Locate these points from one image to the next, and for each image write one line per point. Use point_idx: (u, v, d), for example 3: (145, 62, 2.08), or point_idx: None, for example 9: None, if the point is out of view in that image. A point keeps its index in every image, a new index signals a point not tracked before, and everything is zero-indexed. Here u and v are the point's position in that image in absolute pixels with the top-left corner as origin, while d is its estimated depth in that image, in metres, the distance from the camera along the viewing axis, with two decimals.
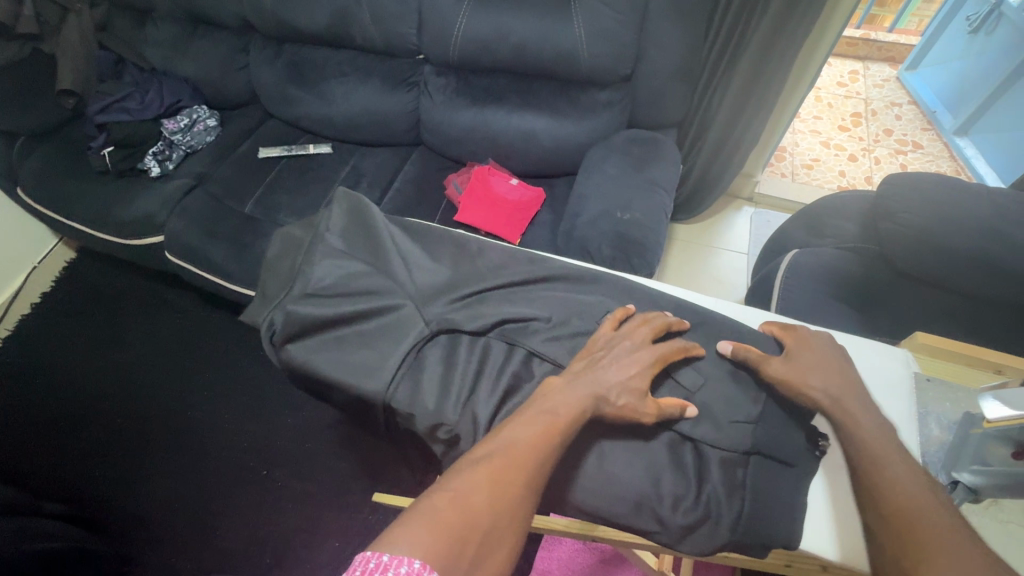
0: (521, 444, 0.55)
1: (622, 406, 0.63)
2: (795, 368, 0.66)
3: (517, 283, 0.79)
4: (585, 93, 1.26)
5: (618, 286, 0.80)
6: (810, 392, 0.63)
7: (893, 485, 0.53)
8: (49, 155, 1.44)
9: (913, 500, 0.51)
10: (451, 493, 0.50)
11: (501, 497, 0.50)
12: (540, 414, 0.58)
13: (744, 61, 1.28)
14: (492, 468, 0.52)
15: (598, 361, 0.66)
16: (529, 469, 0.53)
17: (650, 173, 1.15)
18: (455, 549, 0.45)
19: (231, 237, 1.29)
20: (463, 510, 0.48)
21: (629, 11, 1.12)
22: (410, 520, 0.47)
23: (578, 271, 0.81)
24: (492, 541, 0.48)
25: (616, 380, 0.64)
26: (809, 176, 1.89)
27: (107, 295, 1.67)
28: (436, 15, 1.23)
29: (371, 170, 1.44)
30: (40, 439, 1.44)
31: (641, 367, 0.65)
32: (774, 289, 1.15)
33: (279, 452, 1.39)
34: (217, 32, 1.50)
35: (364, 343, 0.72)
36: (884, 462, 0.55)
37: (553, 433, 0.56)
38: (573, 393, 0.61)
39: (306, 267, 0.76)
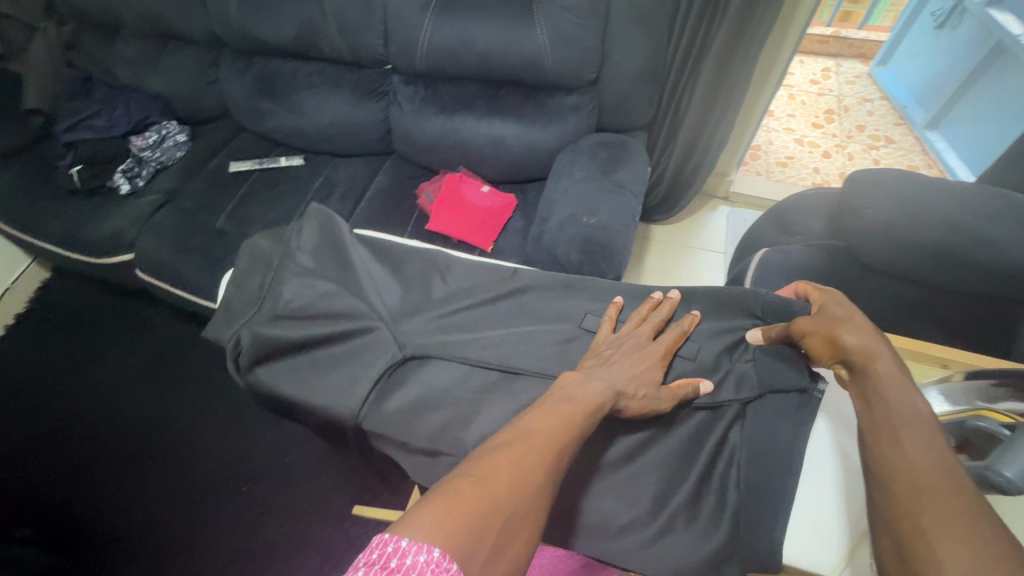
0: (543, 432, 0.54)
1: (640, 398, 0.64)
2: (823, 322, 0.63)
3: (489, 300, 0.78)
4: (552, 98, 1.27)
5: (591, 290, 0.80)
6: (837, 342, 0.60)
7: (905, 455, 0.47)
8: (17, 175, 1.42)
9: (932, 475, 0.45)
10: (473, 477, 0.48)
11: (522, 481, 0.48)
12: (560, 404, 0.58)
13: (709, 63, 1.30)
14: (512, 453, 0.50)
15: (608, 359, 0.67)
16: (552, 457, 0.52)
17: (616, 176, 1.16)
18: (478, 535, 0.43)
19: (203, 252, 1.29)
20: (486, 495, 0.46)
21: (591, 17, 1.13)
22: (431, 504, 0.44)
23: (552, 280, 0.80)
24: (513, 529, 0.46)
25: (624, 376, 0.65)
26: (784, 173, 1.90)
27: (81, 313, 1.66)
28: (401, 25, 1.24)
29: (343, 181, 1.44)
30: (17, 463, 1.42)
31: (650, 362, 0.68)
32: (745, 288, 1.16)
33: (258, 467, 1.38)
34: (186, 47, 1.49)
35: (332, 366, 0.72)
36: (895, 425, 0.50)
37: (577, 422, 0.56)
38: (591, 387, 0.62)
39: (275, 287, 0.76)
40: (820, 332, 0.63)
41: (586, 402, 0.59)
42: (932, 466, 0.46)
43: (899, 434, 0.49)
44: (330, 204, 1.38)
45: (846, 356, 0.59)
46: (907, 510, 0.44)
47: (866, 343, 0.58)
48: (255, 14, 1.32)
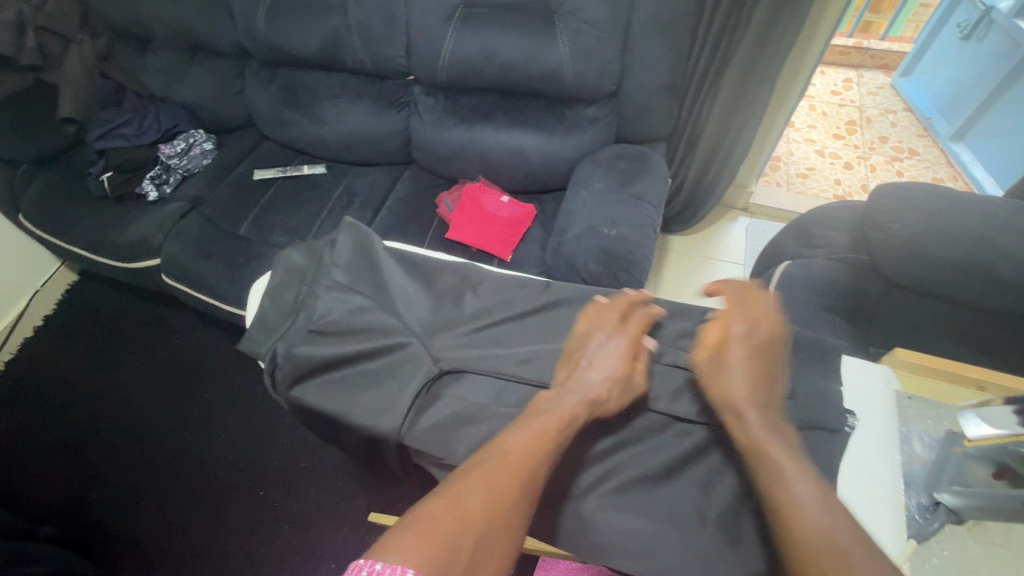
0: (520, 450, 0.56)
1: (613, 400, 0.65)
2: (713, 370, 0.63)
3: (523, 314, 0.77)
4: (571, 109, 1.28)
5: (628, 306, 0.79)
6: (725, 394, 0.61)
7: (794, 499, 0.50)
8: (50, 181, 1.47)
9: (822, 529, 0.47)
10: (446, 498, 0.51)
11: (495, 504, 0.51)
12: (536, 418, 0.60)
13: (729, 75, 1.29)
14: (488, 474, 0.53)
15: (575, 372, 0.67)
16: (527, 474, 0.54)
17: (634, 188, 1.15)
18: (449, 556, 0.46)
19: (225, 258, 1.31)
20: (460, 519, 0.49)
21: (611, 30, 1.14)
22: (406, 530, 0.48)
23: (585, 294, 0.80)
24: (486, 551, 0.49)
25: (601, 381, 0.65)
26: (804, 185, 1.88)
27: (105, 317, 1.69)
28: (423, 38, 1.26)
29: (362, 190, 1.46)
30: (39, 462, 1.45)
31: (626, 360, 0.68)
32: (767, 302, 1.15)
33: (274, 471, 1.40)
34: (214, 58, 1.53)
35: (370, 383, 0.70)
36: (785, 469, 0.52)
37: (552, 438, 0.58)
38: (564, 400, 0.62)
39: (309, 300, 0.75)
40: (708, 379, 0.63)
41: (558, 416, 0.60)
42: (824, 515, 0.48)
43: (778, 476, 0.52)
44: (350, 213, 1.40)
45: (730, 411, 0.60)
46: (807, 562, 0.46)
47: (743, 396, 0.59)
48: (281, 26, 1.35)
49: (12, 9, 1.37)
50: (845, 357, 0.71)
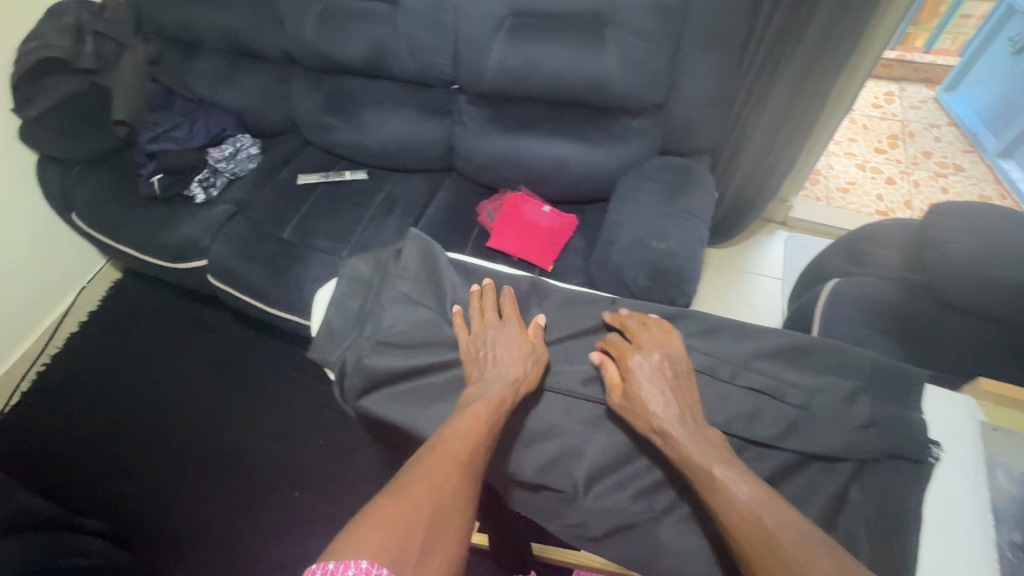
0: (462, 440, 0.64)
1: (530, 375, 0.74)
2: (631, 405, 0.70)
3: (590, 329, 0.82)
4: (616, 121, 1.27)
5: (702, 324, 0.79)
6: (649, 422, 0.68)
7: (730, 501, 0.60)
8: (101, 182, 1.50)
9: (753, 519, 0.58)
10: (392, 496, 0.57)
11: (443, 487, 0.59)
12: (467, 409, 0.68)
13: (778, 88, 1.28)
14: (431, 464, 0.61)
15: (486, 365, 0.74)
16: (463, 457, 0.63)
17: (683, 202, 1.14)
18: (404, 542, 0.53)
19: (269, 261, 1.33)
20: (410, 508, 0.56)
21: (659, 42, 1.15)
22: (360, 527, 0.53)
23: (654, 311, 0.81)
24: (440, 529, 0.56)
25: (514, 364, 0.73)
26: (845, 200, 1.85)
27: (146, 314, 1.72)
28: (469, 48, 1.26)
29: (403, 196, 1.47)
30: (78, 455, 1.48)
31: (528, 345, 0.77)
32: (814, 318, 1.13)
33: (309, 472, 1.41)
34: (260, 64, 1.55)
35: (441, 397, 0.75)
36: (716, 472, 0.62)
37: (491, 425, 0.67)
38: (490, 389, 0.70)
39: (376, 311, 0.80)
40: (630, 413, 0.70)
41: (489, 401, 0.69)
42: (752, 509, 0.58)
43: (716, 477, 0.62)
44: (392, 219, 1.42)
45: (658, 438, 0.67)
46: (748, 553, 0.57)
47: (665, 417, 0.67)
48: (330, 34, 1.36)
49: (74, 17, 1.44)
50: (927, 384, 0.71)
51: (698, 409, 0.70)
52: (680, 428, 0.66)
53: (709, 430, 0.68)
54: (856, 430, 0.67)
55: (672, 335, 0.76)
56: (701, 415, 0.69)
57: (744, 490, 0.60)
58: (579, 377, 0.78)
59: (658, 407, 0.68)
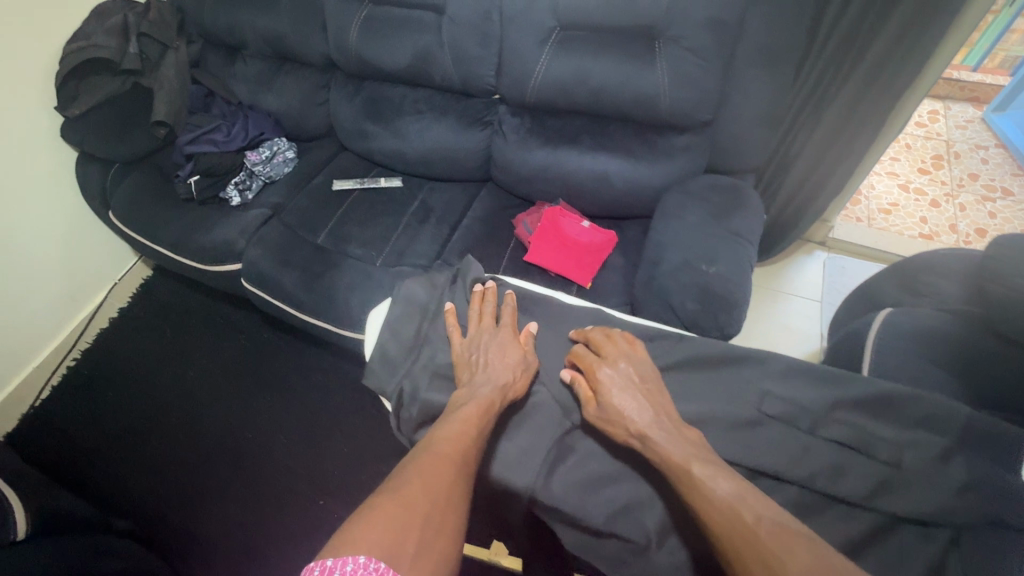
0: (454, 440, 0.66)
1: (518, 382, 0.80)
2: (604, 412, 0.74)
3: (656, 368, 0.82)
4: (661, 136, 1.24)
5: (782, 366, 0.78)
6: (623, 427, 0.72)
7: (713, 496, 0.60)
8: (139, 182, 1.51)
9: (731, 514, 0.57)
10: (384, 493, 0.57)
11: (434, 485, 0.59)
12: (458, 412, 0.72)
13: (832, 108, 1.24)
14: (424, 463, 0.62)
15: (476, 372, 0.80)
16: (457, 455, 0.64)
17: (731, 224, 1.11)
18: (399, 535, 0.53)
19: (304, 267, 1.32)
20: (405, 503, 0.56)
21: (714, 59, 1.11)
22: (356, 523, 0.53)
23: (723, 352, 0.80)
24: (437, 524, 0.56)
25: (504, 369, 0.80)
26: (887, 221, 1.79)
27: (175, 312, 1.72)
28: (515, 59, 1.24)
29: (439, 206, 1.45)
30: (104, 452, 1.47)
31: (518, 351, 0.83)
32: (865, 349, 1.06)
33: (335, 481, 1.39)
34: (301, 69, 1.55)
35: (503, 434, 0.79)
36: (693, 470, 0.63)
37: (480, 424, 0.70)
38: (480, 392, 0.75)
39: (432, 338, 0.90)
40: (604, 421, 0.74)
41: (477, 402, 0.73)
42: (736, 503, 0.58)
43: (694, 473, 0.63)
44: (427, 228, 1.40)
45: (634, 441, 0.70)
46: (732, 547, 0.55)
47: (640, 420, 0.71)
48: (373, 41, 1.36)
49: (120, 18, 1.46)
50: None
51: (674, 413, 0.73)
52: (651, 427, 0.69)
53: (687, 430, 0.71)
54: (952, 493, 0.64)
55: (634, 345, 0.82)
56: (678, 418, 0.72)
57: (726, 486, 0.60)
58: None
59: (628, 411, 0.72)
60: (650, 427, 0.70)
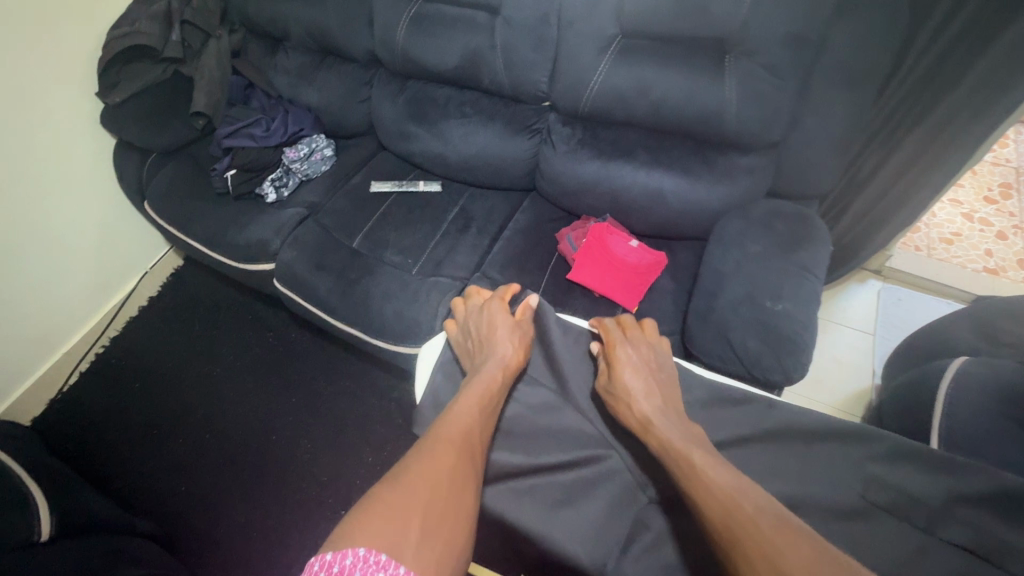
0: (457, 422, 0.71)
1: (518, 351, 0.83)
2: (614, 388, 0.77)
3: (741, 438, 0.72)
4: (724, 156, 1.16)
5: (894, 447, 0.67)
6: (630, 407, 0.74)
7: (710, 483, 0.61)
8: (176, 173, 1.48)
9: (729, 501, 0.58)
10: (388, 482, 0.61)
11: (439, 473, 0.63)
12: (463, 397, 0.76)
13: (913, 134, 1.14)
14: (426, 453, 0.66)
15: (478, 353, 0.85)
16: (459, 442, 0.68)
17: (800, 258, 1.03)
18: (401, 527, 0.55)
19: (339, 271, 1.28)
20: (406, 496, 0.59)
21: (792, 76, 1.02)
22: (359, 515, 0.56)
23: (816, 418, 0.72)
24: (439, 516, 0.59)
25: (504, 343, 0.84)
26: (949, 252, 1.69)
27: (204, 305, 1.71)
28: (571, 66, 1.17)
29: (480, 214, 1.40)
30: (133, 445, 1.45)
31: (510, 320, 0.88)
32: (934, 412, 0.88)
33: (357, 493, 1.34)
34: (344, 64, 1.50)
35: (570, 502, 0.71)
36: (694, 459, 0.64)
37: (483, 405, 0.75)
38: (483, 372, 0.79)
39: None
40: (612, 397, 0.77)
41: (480, 382, 0.77)
42: (733, 490, 0.59)
43: (693, 458, 0.64)
44: (467, 237, 1.34)
45: (636, 419, 0.73)
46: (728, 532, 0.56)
47: (645, 401, 0.73)
48: (421, 40, 1.30)
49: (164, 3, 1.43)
50: None
51: (677, 403, 0.76)
52: (654, 411, 0.72)
53: (691, 425, 0.73)
54: None
55: (657, 340, 0.87)
56: (679, 408, 0.75)
57: (723, 473, 0.62)
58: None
59: (639, 391, 0.75)
60: (653, 411, 0.72)
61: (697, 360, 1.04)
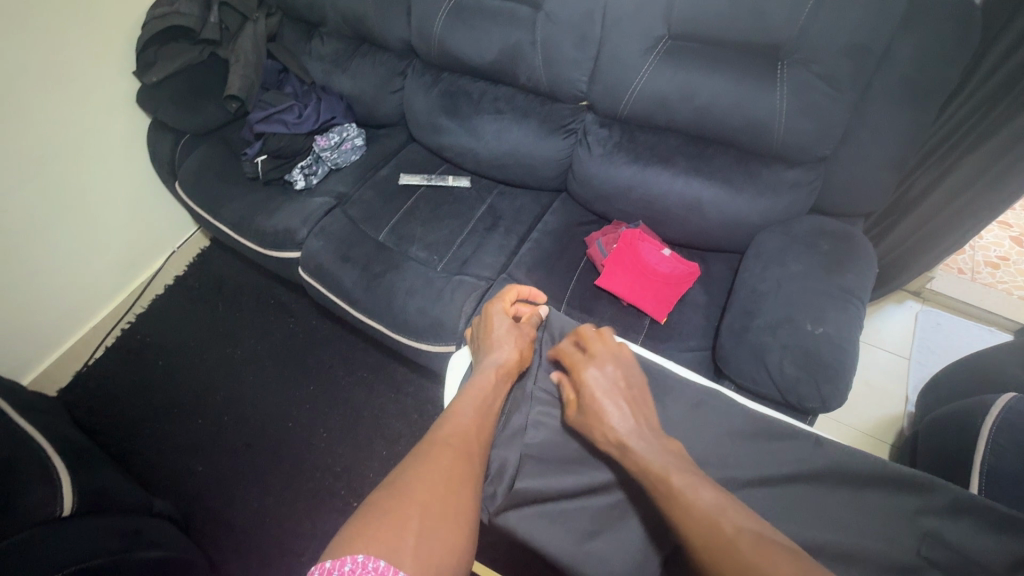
0: (453, 424, 0.70)
1: (516, 351, 0.84)
2: (585, 415, 0.71)
3: (784, 475, 0.67)
4: (768, 168, 1.11)
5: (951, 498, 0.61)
6: (601, 435, 0.68)
7: (689, 507, 0.56)
8: (207, 156, 1.48)
9: (708, 525, 0.53)
10: (387, 484, 0.60)
11: (437, 472, 0.62)
12: (465, 394, 0.76)
13: (973, 155, 1.08)
14: (425, 452, 0.65)
15: (480, 354, 0.87)
16: (459, 442, 0.67)
17: (844, 280, 0.98)
18: (396, 530, 0.54)
19: (364, 264, 1.26)
20: (404, 497, 0.58)
21: (848, 89, 0.97)
22: (357, 520, 0.55)
23: (866, 457, 0.67)
24: (436, 515, 0.57)
25: (504, 343, 0.85)
26: (994, 276, 1.63)
27: (228, 287, 1.72)
28: (614, 67, 1.13)
29: (509, 213, 1.38)
30: (154, 422, 1.47)
31: (505, 322, 0.90)
32: (975, 453, 0.79)
33: (371, 485, 1.35)
34: (380, 53, 1.48)
35: (601, 530, 0.66)
36: (672, 480, 0.59)
37: (481, 400, 0.75)
38: (482, 370, 0.80)
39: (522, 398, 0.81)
40: (584, 426, 0.71)
41: (479, 381, 0.78)
42: (716, 510, 0.55)
43: (670, 480, 0.59)
44: (494, 236, 1.32)
45: (610, 446, 0.67)
46: (709, 563, 0.51)
47: (616, 422, 0.67)
48: (459, 32, 1.27)
49: None
50: None
51: (655, 418, 0.70)
52: (626, 432, 0.66)
53: (672, 443, 0.66)
54: None
55: (621, 347, 0.80)
56: (655, 421, 0.70)
57: (704, 495, 0.57)
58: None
59: (609, 411, 0.69)
60: (624, 431, 0.66)
61: (727, 380, 1.01)
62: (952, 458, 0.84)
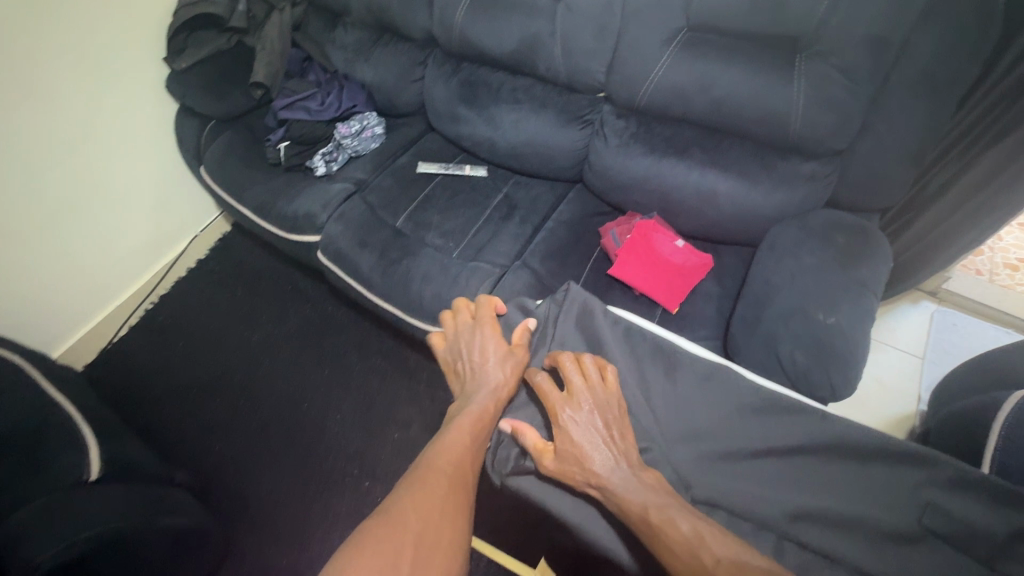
0: (448, 451, 0.70)
1: (508, 378, 0.79)
2: (564, 462, 0.67)
3: (792, 449, 0.68)
4: (784, 161, 1.12)
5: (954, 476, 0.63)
6: (582, 479, 0.66)
7: (671, 545, 0.57)
8: (231, 141, 1.52)
9: (690, 561, 0.55)
10: (381, 512, 0.62)
11: (431, 503, 0.64)
12: (460, 420, 0.75)
13: (992, 152, 1.08)
14: (419, 480, 0.67)
15: (468, 379, 0.83)
16: (453, 470, 0.68)
17: (857, 273, 0.99)
18: (392, 558, 0.57)
19: (381, 249, 1.29)
20: (398, 526, 0.60)
21: (866, 83, 0.97)
22: (352, 551, 0.57)
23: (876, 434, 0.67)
24: (429, 545, 0.60)
25: (496, 371, 0.80)
26: (1013, 279, 1.61)
27: (248, 272, 1.76)
28: (632, 58, 1.15)
29: (524, 203, 1.40)
30: (175, 399, 1.52)
31: (499, 346, 0.84)
32: (986, 449, 0.80)
33: (382, 467, 1.38)
34: (401, 43, 1.51)
35: None
36: (651, 517, 0.59)
37: (475, 432, 0.73)
38: (475, 399, 0.77)
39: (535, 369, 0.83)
40: (562, 474, 0.67)
41: (471, 413, 0.75)
42: (696, 543, 0.57)
43: (650, 519, 0.59)
44: (510, 226, 1.34)
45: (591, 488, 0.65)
46: None
47: (602, 467, 0.65)
48: (480, 23, 1.29)
49: None
50: None
51: (635, 445, 0.69)
52: (605, 476, 0.64)
53: (652, 476, 0.66)
54: None
55: (604, 378, 0.74)
56: (634, 448, 0.68)
57: (682, 530, 0.58)
58: (783, 515, 0.64)
59: (587, 457, 0.66)
60: (603, 476, 0.64)
61: None
62: (963, 452, 0.84)
